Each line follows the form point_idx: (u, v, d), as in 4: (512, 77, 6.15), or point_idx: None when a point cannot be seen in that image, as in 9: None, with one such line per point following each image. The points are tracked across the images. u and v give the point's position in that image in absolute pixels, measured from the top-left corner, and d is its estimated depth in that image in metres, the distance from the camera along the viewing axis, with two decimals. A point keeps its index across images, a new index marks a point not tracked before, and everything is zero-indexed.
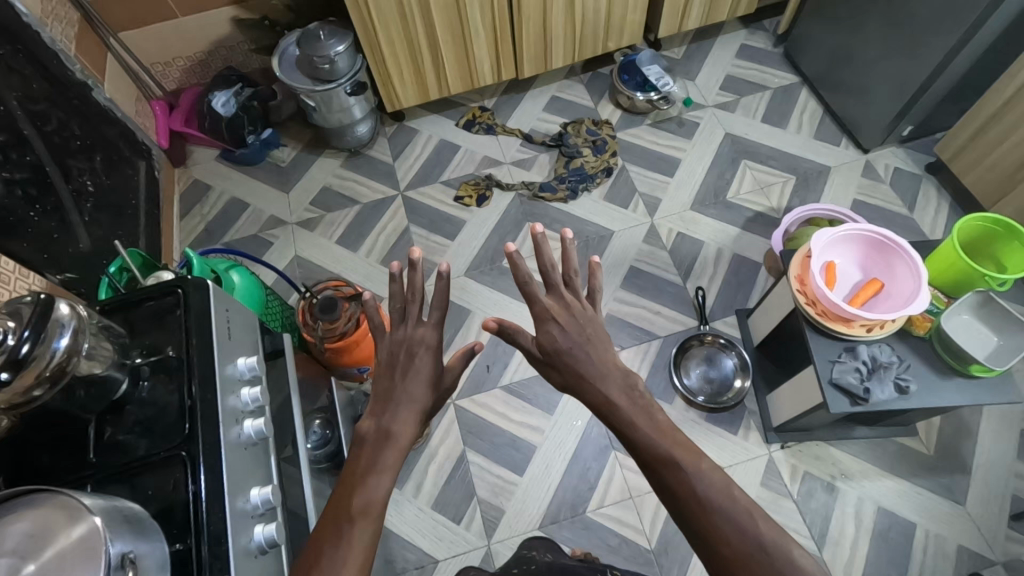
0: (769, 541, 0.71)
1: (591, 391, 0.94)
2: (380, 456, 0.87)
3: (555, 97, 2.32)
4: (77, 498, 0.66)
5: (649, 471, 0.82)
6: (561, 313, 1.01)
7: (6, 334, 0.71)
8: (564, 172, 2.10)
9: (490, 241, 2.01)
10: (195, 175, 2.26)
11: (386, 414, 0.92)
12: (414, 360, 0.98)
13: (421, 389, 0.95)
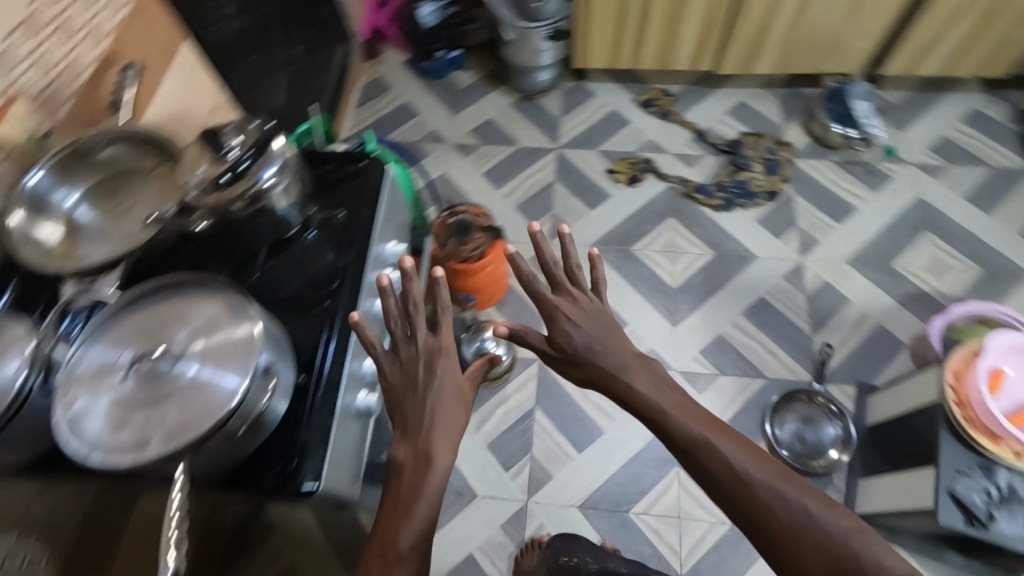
0: (808, 512, 0.70)
1: (628, 394, 0.86)
2: (420, 487, 0.78)
3: (743, 103, 2.19)
4: (247, 306, 0.74)
5: (682, 458, 0.80)
6: (569, 309, 0.94)
7: (234, 150, 0.81)
8: (727, 180, 2.01)
9: (627, 222, 1.97)
10: (381, 72, 2.39)
11: (419, 436, 0.81)
12: (439, 376, 0.86)
13: (451, 413, 0.84)
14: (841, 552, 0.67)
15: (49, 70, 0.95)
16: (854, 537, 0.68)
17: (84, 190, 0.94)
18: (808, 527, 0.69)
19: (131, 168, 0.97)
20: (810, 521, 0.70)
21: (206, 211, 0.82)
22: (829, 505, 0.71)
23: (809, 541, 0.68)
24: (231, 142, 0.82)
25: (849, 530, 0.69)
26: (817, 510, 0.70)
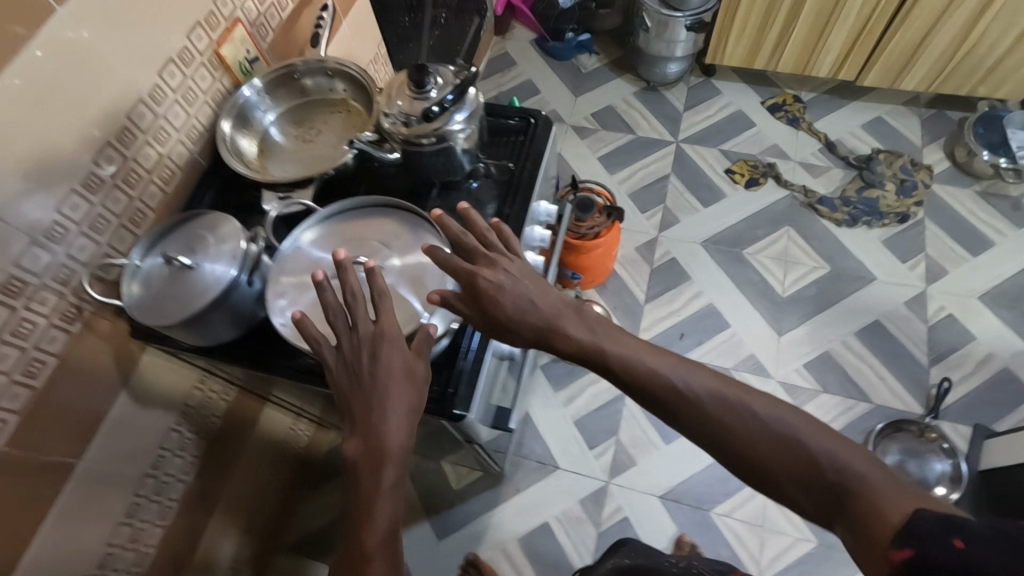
0: (758, 406, 0.61)
1: (568, 342, 0.71)
2: (379, 483, 0.66)
3: (881, 117, 2.08)
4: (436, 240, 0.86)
5: (628, 389, 0.68)
6: (483, 250, 0.76)
7: (436, 89, 0.85)
8: (854, 196, 1.92)
9: (742, 224, 1.92)
10: (508, 47, 2.42)
11: (366, 428, 0.68)
12: (392, 363, 0.71)
13: (399, 410, 0.68)
14: (805, 453, 0.57)
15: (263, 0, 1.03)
16: (812, 430, 0.58)
17: (284, 112, 1.03)
18: (765, 433, 0.59)
19: (328, 100, 1.04)
20: (762, 419, 0.60)
21: (400, 144, 0.89)
22: (773, 398, 0.61)
23: (768, 449, 0.58)
24: (435, 82, 0.86)
25: (803, 422, 0.59)
26: (764, 403, 0.61)
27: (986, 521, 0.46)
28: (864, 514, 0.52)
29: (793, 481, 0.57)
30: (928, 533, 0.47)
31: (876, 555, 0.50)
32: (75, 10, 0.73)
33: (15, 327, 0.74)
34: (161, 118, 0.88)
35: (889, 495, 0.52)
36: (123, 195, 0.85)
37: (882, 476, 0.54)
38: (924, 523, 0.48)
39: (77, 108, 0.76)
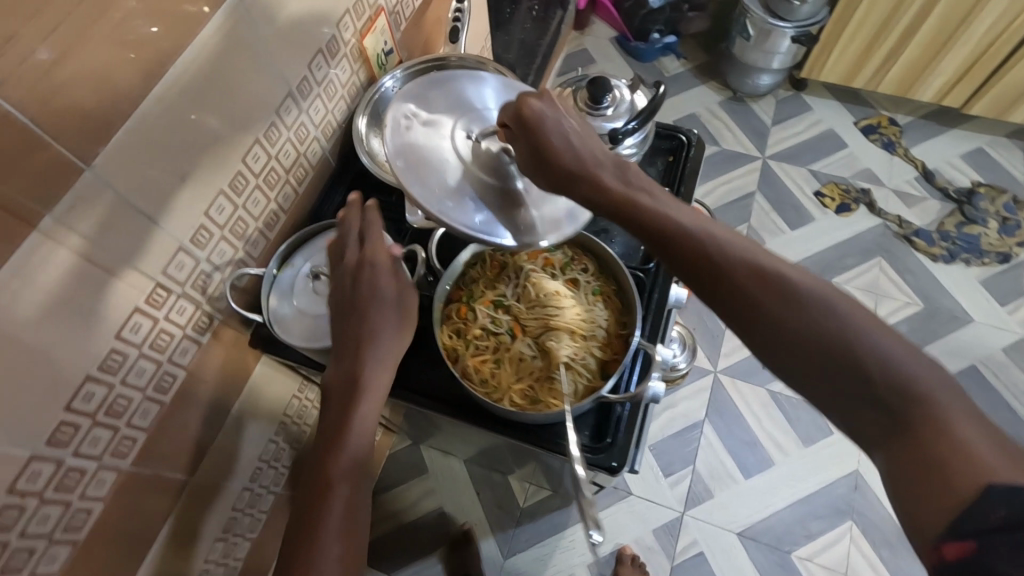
0: (863, 327, 0.48)
1: (640, 218, 0.58)
2: (353, 412, 0.66)
3: (982, 149, 1.97)
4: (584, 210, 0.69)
5: (706, 271, 0.55)
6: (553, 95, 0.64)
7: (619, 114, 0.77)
8: (952, 230, 1.83)
9: (832, 251, 1.83)
10: (587, 43, 2.31)
11: (348, 356, 0.68)
12: (384, 298, 0.70)
13: (386, 347, 0.69)
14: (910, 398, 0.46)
15: None
16: (896, 350, 0.47)
17: None
18: (864, 356, 0.48)
19: None
20: (870, 342, 0.48)
21: None
22: (885, 329, 0.49)
23: (861, 380, 0.47)
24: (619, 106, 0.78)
25: (913, 362, 0.47)
26: (884, 333, 0.48)
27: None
28: (956, 476, 0.42)
29: (867, 415, 0.47)
30: (1003, 522, 0.39)
31: (926, 512, 0.42)
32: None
33: (154, 340, 0.67)
34: (302, 114, 0.81)
35: (964, 442, 0.43)
36: (263, 196, 0.78)
37: (962, 414, 0.45)
38: (1008, 507, 0.39)
39: (233, 100, 0.69)
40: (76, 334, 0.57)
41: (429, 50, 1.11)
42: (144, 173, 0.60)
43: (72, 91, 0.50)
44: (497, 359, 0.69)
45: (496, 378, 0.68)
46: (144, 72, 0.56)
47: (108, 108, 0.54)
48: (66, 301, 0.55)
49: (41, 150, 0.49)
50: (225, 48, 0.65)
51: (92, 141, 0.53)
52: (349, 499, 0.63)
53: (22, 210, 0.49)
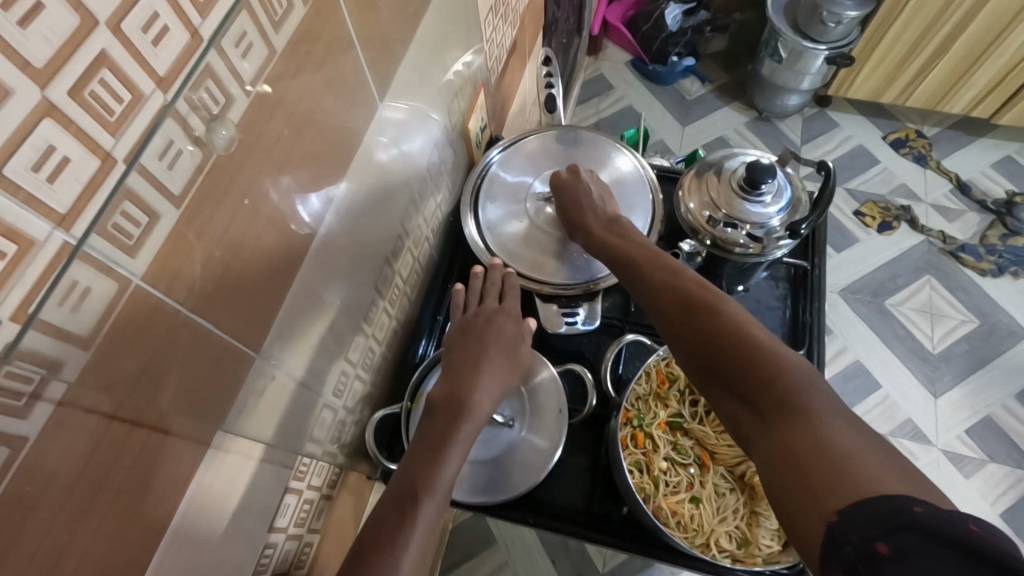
0: (790, 367, 0.53)
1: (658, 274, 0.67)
2: (454, 432, 0.60)
3: (1012, 158, 1.97)
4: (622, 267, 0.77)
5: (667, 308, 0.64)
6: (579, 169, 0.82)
7: (776, 207, 0.69)
8: (997, 243, 1.82)
9: (880, 273, 1.80)
10: (603, 69, 2.24)
11: (465, 380, 0.66)
12: (497, 337, 0.71)
13: (494, 376, 0.68)
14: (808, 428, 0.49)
15: (490, 54, 0.86)
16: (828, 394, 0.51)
17: (521, 169, 0.86)
18: (789, 397, 0.51)
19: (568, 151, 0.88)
20: (787, 376, 0.52)
21: (707, 247, 0.73)
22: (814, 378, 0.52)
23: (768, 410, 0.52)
24: (776, 194, 0.70)
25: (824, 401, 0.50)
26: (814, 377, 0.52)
27: (956, 560, 0.37)
28: (819, 487, 0.44)
29: (769, 436, 0.51)
30: (855, 549, 0.40)
31: (808, 520, 0.44)
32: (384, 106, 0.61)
33: (299, 514, 0.59)
34: (422, 216, 0.75)
35: (865, 465, 0.44)
36: (388, 317, 0.70)
37: (871, 447, 0.46)
38: (858, 531, 0.40)
39: (371, 228, 0.63)
40: (237, 538, 0.51)
41: (505, 114, 1.02)
42: (303, 339, 0.54)
43: (237, 285, 0.45)
44: (696, 499, 0.67)
45: (700, 521, 0.66)
46: (295, 236, 0.50)
47: (269, 288, 0.48)
48: (235, 507, 0.49)
49: (215, 358, 0.44)
50: (364, 179, 0.60)
51: (257, 328, 0.48)
52: (430, 520, 0.53)
53: (199, 426, 0.44)
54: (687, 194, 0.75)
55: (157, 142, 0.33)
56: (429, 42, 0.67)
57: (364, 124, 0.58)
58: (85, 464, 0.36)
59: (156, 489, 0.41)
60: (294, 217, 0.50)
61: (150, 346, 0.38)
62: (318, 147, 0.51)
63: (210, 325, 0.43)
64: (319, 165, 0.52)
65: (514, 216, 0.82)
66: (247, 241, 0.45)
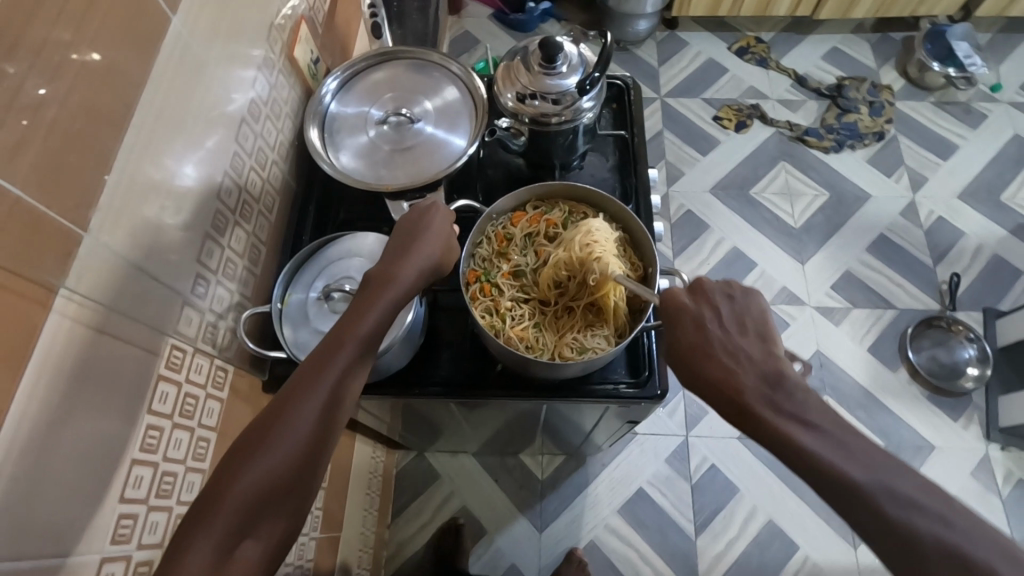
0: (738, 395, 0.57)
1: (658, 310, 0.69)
2: (378, 302, 0.65)
3: (837, 48, 2.21)
4: (455, 160, 0.85)
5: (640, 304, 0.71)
6: (499, 87, 0.84)
7: (571, 72, 0.80)
8: (834, 123, 2.05)
9: (742, 167, 1.99)
10: (466, 27, 2.31)
11: (398, 254, 0.68)
12: (428, 228, 0.71)
13: (427, 259, 0.69)
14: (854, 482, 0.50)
15: None
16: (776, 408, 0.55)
17: (355, 95, 0.91)
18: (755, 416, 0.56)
19: (397, 73, 0.93)
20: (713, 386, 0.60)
21: (527, 126, 0.83)
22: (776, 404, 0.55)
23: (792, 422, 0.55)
24: (570, 62, 0.80)
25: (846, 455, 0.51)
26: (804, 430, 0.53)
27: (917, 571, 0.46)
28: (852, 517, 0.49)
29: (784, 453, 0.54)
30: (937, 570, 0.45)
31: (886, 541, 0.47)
32: (190, 28, 0.63)
33: (184, 406, 0.62)
34: (258, 140, 0.77)
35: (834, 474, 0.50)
36: (243, 230, 0.73)
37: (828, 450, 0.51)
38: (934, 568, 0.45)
39: (201, 170, 0.65)
40: (113, 415, 0.52)
41: (344, 54, 1.08)
42: (138, 233, 0.56)
43: (43, 154, 0.45)
44: (539, 325, 0.73)
45: (544, 342, 0.71)
46: (100, 114, 0.51)
47: (81, 164, 0.49)
48: (98, 384, 0.50)
49: (32, 223, 0.44)
50: (183, 108, 0.62)
51: (78, 204, 0.49)
52: (346, 374, 0.60)
53: (34, 287, 0.44)
54: (500, 82, 0.84)
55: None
56: None
57: (165, 30, 0.59)
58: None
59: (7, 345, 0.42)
60: (98, 96, 0.51)
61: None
62: (117, 35, 0.53)
63: (15, 191, 0.43)
64: (117, 55, 0.53)
65: (357, 136, 0.88)
66: (47, 124, 0.46)
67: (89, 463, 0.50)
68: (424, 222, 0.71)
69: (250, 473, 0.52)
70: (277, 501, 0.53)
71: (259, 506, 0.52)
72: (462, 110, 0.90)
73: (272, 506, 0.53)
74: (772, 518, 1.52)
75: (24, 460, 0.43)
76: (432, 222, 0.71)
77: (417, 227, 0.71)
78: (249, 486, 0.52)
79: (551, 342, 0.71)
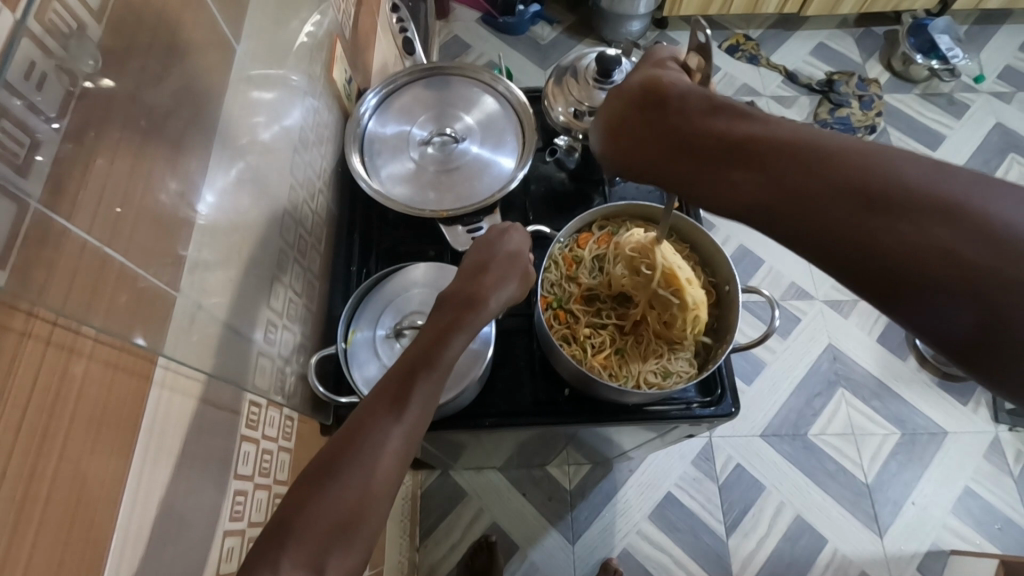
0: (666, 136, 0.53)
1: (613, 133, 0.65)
2: (459, 321, 0.59)
3: (823, 44, 2.24)
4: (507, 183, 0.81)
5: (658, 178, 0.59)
6: (551, 102, 0.81)
7: None
8: (827, 117, 2.08)
9: None
10: (456, 31, 2.27)
11: (474, 275, 0.64)
12: (504, 247, 0.68)
13: (506, 277, 0.65)
14: (811, 195, 0.43)
15: (338, 7, 0.87)
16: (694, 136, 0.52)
17: (395, 114, 0.87)
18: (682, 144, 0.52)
19: (438, 91, 0.90)
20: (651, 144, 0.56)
21: (580, 143, 0.80)
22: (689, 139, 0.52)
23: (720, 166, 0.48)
24: (628, 78, 0.78)
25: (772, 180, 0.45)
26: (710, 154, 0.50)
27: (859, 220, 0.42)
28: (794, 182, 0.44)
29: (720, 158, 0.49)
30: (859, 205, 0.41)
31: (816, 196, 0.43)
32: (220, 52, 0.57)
33: (262, 464, 0.58)
34: (303, 169, 0.73)
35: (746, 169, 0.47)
36: (301, 268, 0.70)
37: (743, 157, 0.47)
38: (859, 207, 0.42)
39: (226, 198, 0.57)
40: (206, 485, 0.50)
41: (365, 69, 1.03)
42: (204, 286, 0.51)
43: (122, 216, 0.43)
44: (620, 351, 0.74)
45: (626, 369, 0.73)
46: (175, 165, 0.49)
47: (121, 208, 0.43)
48: (195, 450, 0.48)
49: (132, 290, 0.42)
50: (210, 135, 0.55)
51: (166, 263, 0.46)
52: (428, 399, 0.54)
53: (138, 358, 0.42)
54: (552, 96, 0.81)
55: (18, 60, 0.33)
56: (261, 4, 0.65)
57: (230, 64, 0.59)
58: (29, 382, 0.34)
59: (118, 423, 0.40)
60: (165, 147, 0.48)
61: (63, 268, 0.36)
62: (184, 82, 0.51)
63: (120, 259, 0.42)
64: (185, 102, 0.51)
65: (400, 158, 0.84)
66: (136, 185, 0.44)
67: (187, 540, 0.48)
68: (498, 242, 0.68)
69: (323, 502, 0.46)
70: (354, 532, 0.46)
71: (335, 537, 0.45)
72: (507, 128, 0.87)
73: (348, 536, 0.46)
74: (799, 513, 1.54)
75: (137, 543, 0.42)
76: (508, 241, 0.68)
77: (493, 247, 0.67)
78: (325, 516, 0.45)
79: (633, 369, 0.73)
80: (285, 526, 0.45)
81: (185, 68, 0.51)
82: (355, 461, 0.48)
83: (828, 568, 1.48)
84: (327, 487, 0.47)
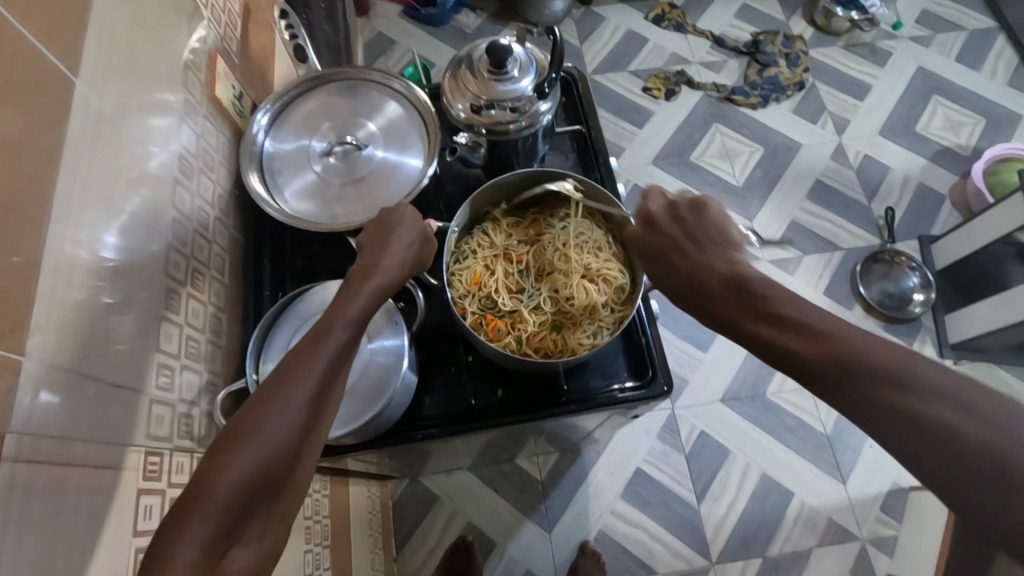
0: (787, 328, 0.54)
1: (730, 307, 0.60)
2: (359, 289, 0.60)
3: (746, 5, 2.26)
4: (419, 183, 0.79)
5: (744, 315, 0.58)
6: (450, 98, 0.78)
7: (523, 75, 0.76)
8: (757, 79, 2.10)
9: (679, 134, 2.01)
10: (379, 28, 2.21)
11: (375, 249, 0.65)
12: (401, 229, 0.68)
13: (406, 249, 0.66)
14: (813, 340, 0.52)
15: (218, 21, 0.82)
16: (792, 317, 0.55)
17: (287, 128, 0.83)
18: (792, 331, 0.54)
19: (329, 92, 0.86)
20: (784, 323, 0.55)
21: (484, 138, 0.79)
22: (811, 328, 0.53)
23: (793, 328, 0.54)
24: (522, 66, 0.76)
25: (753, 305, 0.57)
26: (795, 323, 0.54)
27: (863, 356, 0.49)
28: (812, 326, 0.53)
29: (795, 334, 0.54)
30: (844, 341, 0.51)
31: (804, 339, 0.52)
32: (95, 80, 0.55)
33: None
34: (192, 197, 0.70)
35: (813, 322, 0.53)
36: (199, 302, 0.67)
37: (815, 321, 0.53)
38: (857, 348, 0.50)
39: (129, 237, 0.58)
40: (98, 550, 0.47)
41: (266, 85, 0.99)
42: (72, 334, 0.48)
43: (22, 265, 0.44)
44: (558, 327, 0.82)
45: (563, 341, 0.81)
46: (43, 229, 0.47)
47: (20, 257, 0.44)
48: (74, 520, 0.45)
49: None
50: (93, 170, 0.54)
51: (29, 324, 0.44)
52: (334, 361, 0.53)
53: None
54: (450, 90, 0.78)
55: None
56: (136, 31, 0.63)
57: (97, 99, 0.56)
58: None
59: None
60: (41, 193, 0.47)
61: None
62: (39, 141, 0.47)
63: None
64: (35, 146, 0.47)
65: (303, 170, 0.81)
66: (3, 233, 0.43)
67: None
68: (393, 222, 0.68)
69: (237, 473, 0.45)
70: (269, 497, 0.45)
71: (250, 507, 0.44)
72: (411, 128, 0.84)
73: (262, 506, 0.45)
74: (766, 472, 1.57)
75: None
76: (400, 215, 0.69)
77: (385, 225, 0.68)
78: (237, 484, 0.44)
79: (569, 339, 0.81)
80: (190, 498, 0.43)
81: (53, 112, 0.49)
82: (268, 428, 0.47)
83: (797, 521, 1.52)
84: (238, 461, 0.45)
